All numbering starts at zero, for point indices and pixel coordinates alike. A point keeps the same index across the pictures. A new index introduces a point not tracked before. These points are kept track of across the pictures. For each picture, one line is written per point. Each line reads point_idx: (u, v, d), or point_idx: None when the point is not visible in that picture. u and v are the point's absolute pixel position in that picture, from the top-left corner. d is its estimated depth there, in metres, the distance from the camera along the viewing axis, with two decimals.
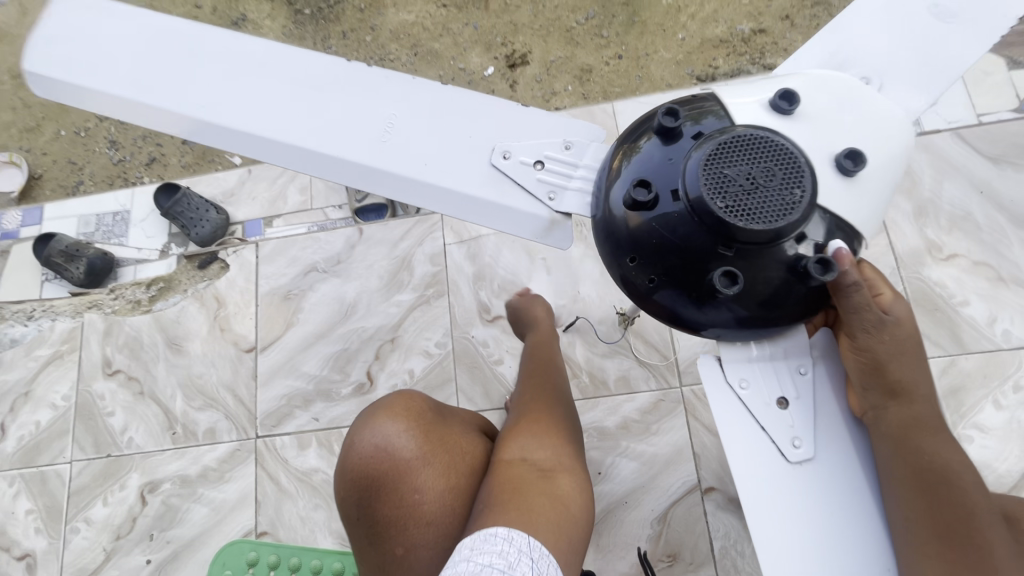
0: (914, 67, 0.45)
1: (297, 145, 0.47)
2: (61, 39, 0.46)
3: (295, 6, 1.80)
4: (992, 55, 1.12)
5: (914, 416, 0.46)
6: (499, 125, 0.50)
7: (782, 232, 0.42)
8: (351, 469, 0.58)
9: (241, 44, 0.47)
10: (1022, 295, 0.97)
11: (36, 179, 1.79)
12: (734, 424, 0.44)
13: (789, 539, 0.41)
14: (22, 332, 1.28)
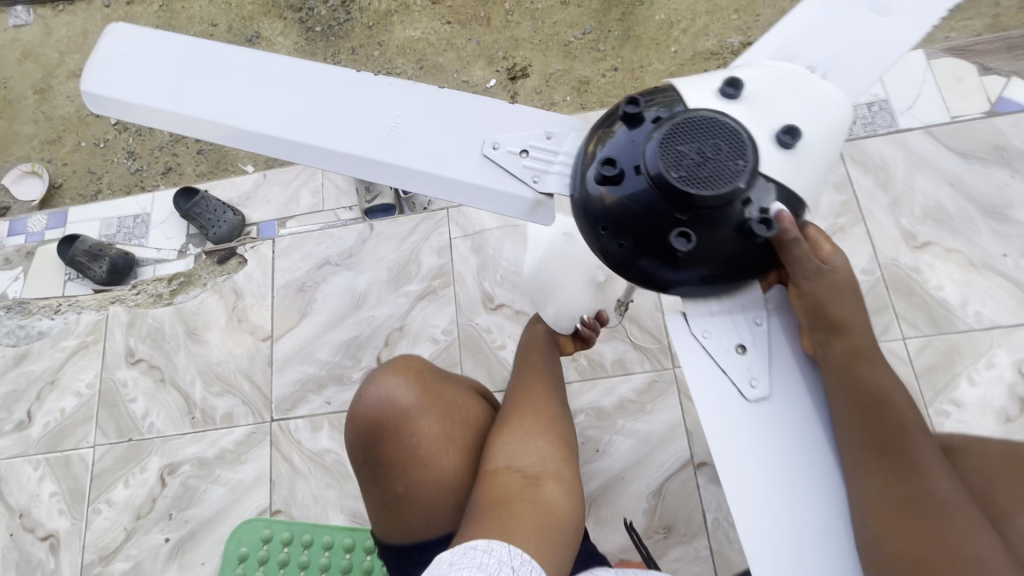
0: (853, 57, 0.53)
1: (316, 147, 0.52)
2: (104, 66, 0.51)
3: (307, 25, 1.91)
4: (965, 63, 1.21)
5: (853, 348, 0.51)
6: (495, 121, 0.55)
7: (730, 199, 0.49)
8: (359, 419, 0.64)
9: (262, 58, 0.52)
10: (992, 279, 1.03)
11: (55, 188, 1.92)
12: (698, 371, 0.51)
13: (749, 463, 0.47)
14: (49, 325, 1.35)
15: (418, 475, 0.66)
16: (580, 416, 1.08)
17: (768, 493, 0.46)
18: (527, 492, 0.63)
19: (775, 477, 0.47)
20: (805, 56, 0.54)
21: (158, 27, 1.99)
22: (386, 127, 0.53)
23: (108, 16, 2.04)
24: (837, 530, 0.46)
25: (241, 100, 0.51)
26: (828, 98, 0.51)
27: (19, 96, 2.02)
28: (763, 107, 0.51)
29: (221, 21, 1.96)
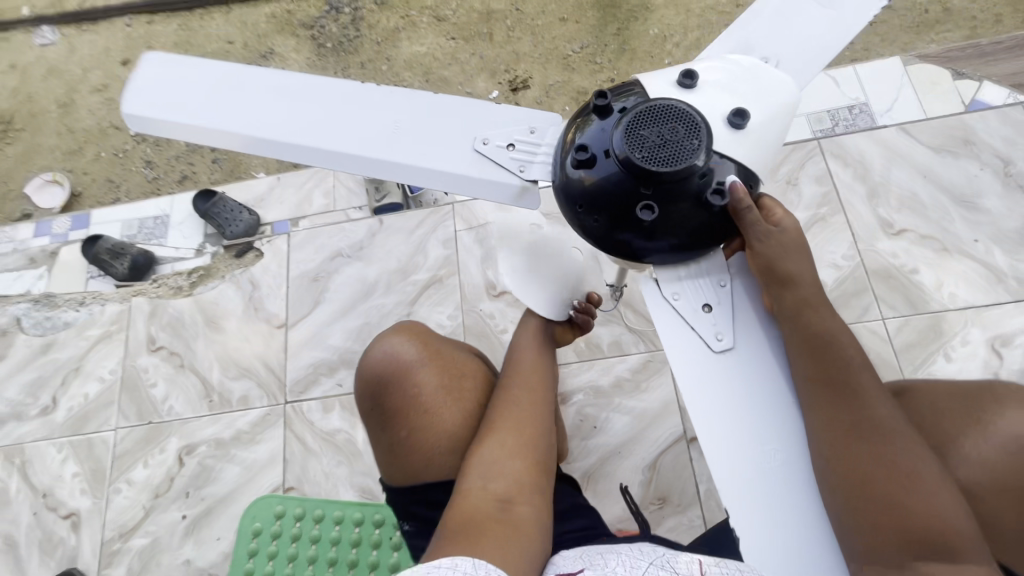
0: (806, 45, 0.63)
1: (326, 150, 0.63)
2: (147, 89, 0.62)
3: (318, 41, 2.02)
4: (941, 69, 1.29)
5: (802, 299, 0.58)
6: (477, 119, 0.65)
7: (686, 174, 0.57)
8: (367, 373, 0.74)
9: (278, 78, 0.64)
10: (964, 262, 1.10)
11: (76, 196, 1.99)
12: (671, 330, 0.58)
13: (715, 404, 0.54)
14: (74, 316, 1.42)
15: (420, 421, 0.73)
16: (578, 394, 1.13)
17: (736, 433, 0.52)
18: (503, 520, 0.64)
19: (738, 418, 0.53)
20: (761, 49, 0.64)
21: (178, 44, 2.11)
22: (387, 130, 0.64)
23: (130, 34, 2.16)
24: (799, 461, 0.51)
25: (264, 114, 0.63)
26: (777, 84, 0.61)
27: (43, 108, 2.12)
28: (712, 94, 0.59)
29: (237, 38, 2.07)
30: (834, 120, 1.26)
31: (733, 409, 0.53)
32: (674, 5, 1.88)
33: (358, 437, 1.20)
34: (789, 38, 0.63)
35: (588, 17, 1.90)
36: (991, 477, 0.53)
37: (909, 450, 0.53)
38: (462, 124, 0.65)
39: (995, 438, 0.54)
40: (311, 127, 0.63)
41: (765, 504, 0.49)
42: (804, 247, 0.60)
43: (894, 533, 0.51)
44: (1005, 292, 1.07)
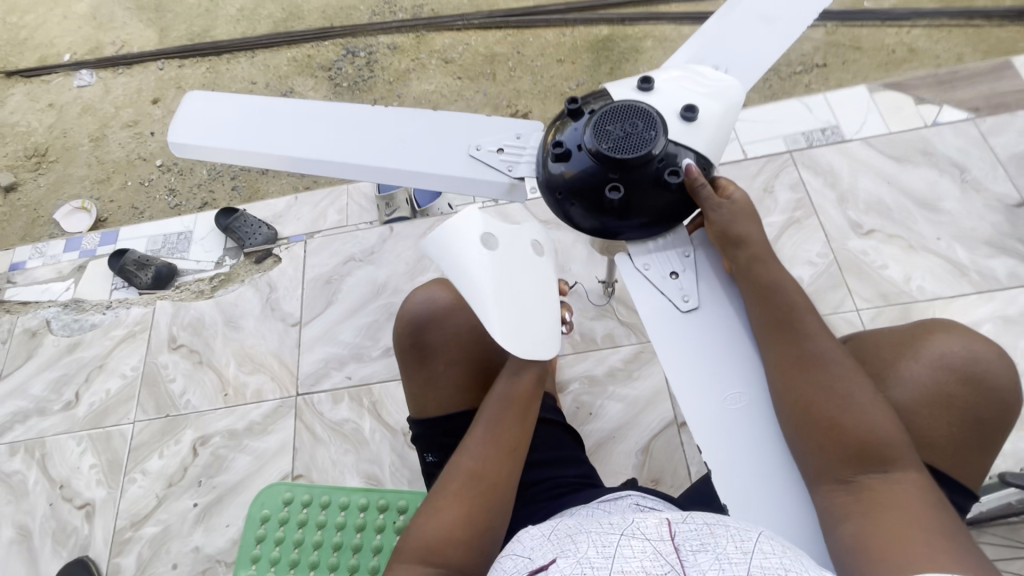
0: (748, 55, 0.77)
1: (340, 161, 0.77)
2: (195, 121, 0.78)
3: (335, 81, 2.21)
4: (901, 94, 1.43)
5: (753, 255, 0.66)
6: (469, 129, 0.79)
7: (647, 160, 0.68)
8: (409, 313, 0.85)
9: (304, 108, 0.79)
10: (931, 259, 1.19)
11: (101, 222, 2.13)
12: (644, 294, 0.68)
13: (686, 356, 0.63)
14: (101, 318, 1.51)
15: (454, 354, 0.82)
16: (574, 383, 1.20)
17: (702, 379, 0.61)
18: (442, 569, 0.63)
19: (704, 364, 0.62)
20: (714, 58, 0.78)
21: (206, 84, 2.31)
22: (393, 143, 0.78)
23: (162, 76, 2.37)
24: (757, 395, 0.60)
25: (292, 137, 0.78)
26: (724, 86, 0.74)
27: (77, 142, 2.30)
28: (669, 95, 0.72)
29: (260, 79, 2.27)
30: (809, 140, 1.38)
31: (698, 357, 0.62)
32: (661, 47, 2.07)
33: (364, 427, 1.25)
34: (736, 49, 0.77)
35: (582, 58, 2.09)
36: (929, 396, 0.59)
37: (854, 379, 0.59)
38: (455, 134, 0.79)
39: (931, 361, 0.60)
40: (331, 145, 0.78)
41: (725, 432, 0.58)
42: (753, 213, 0.68)
43: (844, 453, 0.57)
44: (968, 284, 1.16)
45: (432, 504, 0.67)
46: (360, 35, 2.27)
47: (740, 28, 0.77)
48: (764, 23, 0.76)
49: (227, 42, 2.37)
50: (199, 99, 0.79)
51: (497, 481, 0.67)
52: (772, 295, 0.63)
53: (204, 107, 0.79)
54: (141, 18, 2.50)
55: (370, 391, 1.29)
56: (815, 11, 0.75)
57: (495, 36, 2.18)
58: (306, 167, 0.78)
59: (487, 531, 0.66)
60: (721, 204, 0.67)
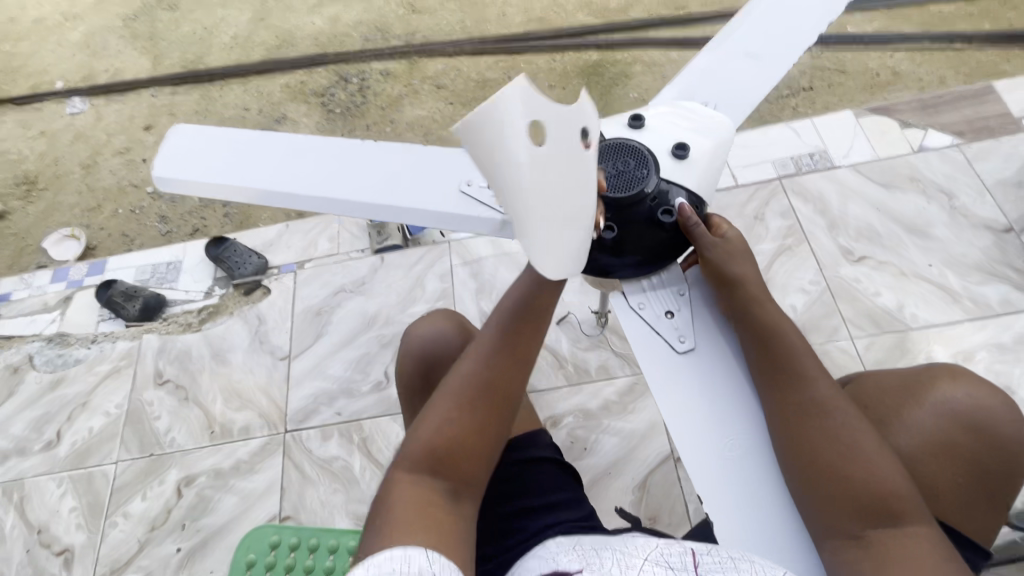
0: (735, 92, 0.77)
1: (329, 198, 0.76)
2: (177, 153, 0.76)
3: (329, 108, 2.22)
4: (888, 119, 1.45)
5: (750, 296, 0.64)
6: (461, 166, 0.78)
7: (641, 197, 0.67)
8: (411, 350, 0.84)
9: (295, 143, 0.78)
10: (924, 285, 1.19)
11: (90, 249, 2.09)
12: (637, 334, 0.66)
13: (685, 399, 0.60)
14: (85, 353, 1.48)
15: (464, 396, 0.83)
16: (568, 417, 1.18)
17: (703, 425, 0.58)
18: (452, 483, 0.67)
19: (704, 406, 0.59)
20: (701, 95, 0.78)
21: (199, 111, 2.31)
22: (386, 179, 0.77)
23: (155, 104, 2.37)
24: (761, 442, 0.57)
25: (282, 172, 0.76)
26: (713, 123, 0.74)
27: (68, 170, 2.28)
28: (659, 133, 0.72)
29: (253, 106, 2.28)
30: (799, 165, 1.39)
31: (694, 398, 0.60)
32: (651, 72, 2.09)
33: (354, 464, 1.22)
34: (723, 86, 0.77)
35: (573, 83, 2.11)
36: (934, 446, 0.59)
37: (860, 429, 0.58)
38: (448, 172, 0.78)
39: (935, 411, 0.60)
40: (322, 180, 0.76)
41: (727, 479, 0.54)
42: (748, 252, 0.67)
43: (853, 507, 0.56)
44: (961, 311, 1.15)
45: (439, 412, 0.68)
46: (353, 62, 2.29)
47: (726, 65, 0.77)
48: (751, 59, 0.76)
49: (220, 69, 2.37)
50: (184, 132, 0.77)
51: (506, 397, 0.70)
52: (770, 342, 0.62)
53: (190, 141, 0.77)
54: (135, 46, 2.51)
55: (359, 427, 1.26)
56: (801, 47, 0.75)
57: (487, 62, 2.21)
58: (296, 204, 0.77)
59: (491, 448, 0.69)
60: (716, 243, 0.66)
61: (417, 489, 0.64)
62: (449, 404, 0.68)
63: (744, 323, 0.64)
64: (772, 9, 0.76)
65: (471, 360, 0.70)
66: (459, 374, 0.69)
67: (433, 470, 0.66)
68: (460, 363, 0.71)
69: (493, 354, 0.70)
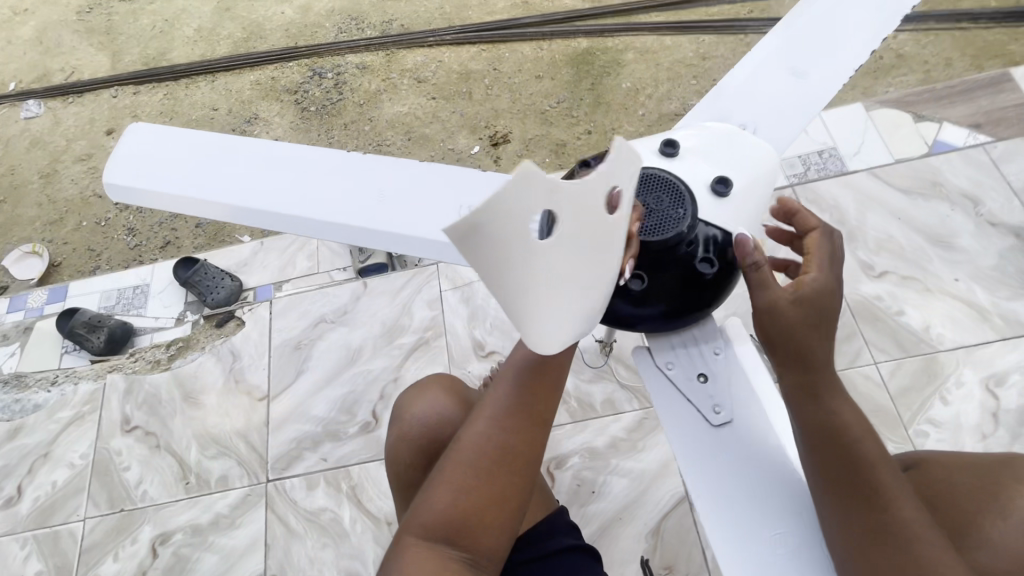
0: (777, 114, 0.66)
1: (311, 219, 0.66)
2: (138, 159, 0.67)
3: (301, 105, 2.02)
4: (901, 112, 1.40)
5: (806, 383, 0.53)
6: (463, 188, 0.67)
7: (678, 240, 0.57)
8: (408, 430, 0.75)
9: (270, 150, 0.68)
10: (946, 302, 1.15)
11: (54, 267, 1.89)
12: (665, 400, 0.58)
13: (722, 484, 0.52)
14: (45, 397, 1.35)
15: None
16: (574, 458, 1.10)
17: (736, 511, 0.50)
18: (471, 551, 0.57)
19: (739, 489, 0.52)
20: (738, 117, 0.67)
21: (164, 112, 2.10)
22: (372, 197, 0.67)
23: (116, 105, 2.14)
24: (805, 541, 0.49)
25: (254, 186, 0.67)
26: (754, 153, 0.63)
27: (25, 180, 2.06)
28: (695, 161, 0.62)
29: (221, 105, 2.07)
30: (807, 164, 1.34)
31: (730, 478, 0.52)
32: (644, 60, 1.93)
33: (344, 516, 1.14)
34: (763, 108, 0.66)
35: (563, 73, 1.94)
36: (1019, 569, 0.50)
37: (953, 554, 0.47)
38: (449, 192, 0.67)
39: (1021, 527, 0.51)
40: (300, 198, 0.67)
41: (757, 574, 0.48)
42: (829, 321, 0.54)
43: None
44: (991, 331, 1.11)
45: (450, 478, 0.58)
46: (326, 54, 2.09)
47: (767, 84, 0.66)
48: (795, 77, 0.66)
49: (185, 65, 2.16)
50: (145, 131, 0.68)
51: (529, 457, 0.60)
52: (833, 442, 0.51)
53: (150, 141, 0.67)
54: (92, 42, 2.26)
55: (348, 474, 1.17)
56: (854, 66, 0.65)
57: (469, 51, 2.02)
58: (267, 223, 0.67)
59: (515, 517, 0.59)
60: (785, 301, 0.53)
61: (429, 561, 0.55)
62: (460, 467, 0.59)
63: (805, 414, 0.52)
64: (819, 20, 0.66)
65: (484, 418, 0.60)
66: (470, 433, 0.60)
67: (449, 544, 0.57)
68: (471, 422, 0.61)
69: (510, 410, 0.60)
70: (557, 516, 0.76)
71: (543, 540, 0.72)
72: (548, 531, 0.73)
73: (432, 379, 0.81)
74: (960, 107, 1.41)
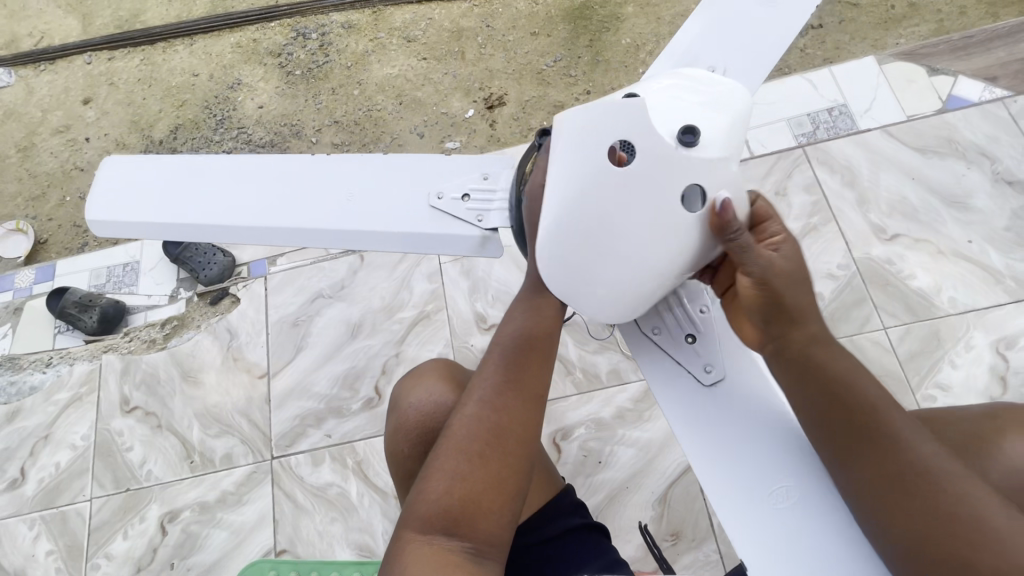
0: (747, 50, 0.64)
1: (280, 227, 0.64)
2: (108, 187, 0.66)
3: (286, 69, 1.92)
4: (916, 65, 1.33)
5: (813, 334, 0.54)
6: (431, 177, 0.66)
7: None
8: (402, 423, 0.74)
9: (233, 162, 0.66)
10: (958, 265, 1.14)
11: (41, 244, 1.82)
12: (654, 365, 0.59)
13: (719, 451, 0.53)
14: (41, 379, 1.33)
15: None
16: (580, 429, 1.10)
17: (739, 482, 0.51)
18: (474, 537, 0.55)
19: (741, 459, 0.52)
20: (708, 58, 0.65)
21: (141, 79, 1.99)
22: (343, 196, 0.65)
23: (91, 72, 2.03)
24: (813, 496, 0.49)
25: (222, 199, 0.65)
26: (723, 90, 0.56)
27: (3, 154, 1.97)
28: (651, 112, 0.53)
29: (202, 70, 1.96)
30: (815, 124, 1.29)
31: (728, 445, 0.53)
32: (644, 13, 1.82)
33: (352, 491, 1.14)
34: (733, 46, 0.64)
35: (559, 30, 1.84)
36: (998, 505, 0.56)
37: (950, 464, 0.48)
38: (418, 182, 0.66)
39: (999, 468, 0.58)
40: (271, 207, 0.65)
41: (760, 546, 0.48)
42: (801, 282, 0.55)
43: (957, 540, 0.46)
44: (1004, 293, 1.11)
45: (442, 466, 0.57)
46: (310, 13, 1.97)
47: (734, 18, 0.64)
48: (761, 8, 0.64)
49: (160, 27, 2.03)
50: (114, 161, 0.66)
51: (522, 437, 0.58)
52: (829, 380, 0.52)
53: (118, 171, 0.66)
54: (60, 3, 2.12)
55: (353, 449, 1.17)
56: None
57: (461, 7, 1.91)
58: (243, 238, 0.65)
59: (517, 498, 0.58)
60: (776, 264, 0.54)
61: (430, 555, 0.54)
62: (452, 455, 0.57)
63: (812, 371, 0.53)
64: None
65: (473, 401, 0.60)
66: (460, 418, 0.59)
67: (449, 534, 0.55)
68: (460, 408, 0.60)
69: (500, 391, 0.60)
70: (563, 497, 0.75)
71: (550, 522, 0.72)
72: (556, 512, 0.73)
73: (430, 365, 0.80)
74: (979, 58, 1.34)
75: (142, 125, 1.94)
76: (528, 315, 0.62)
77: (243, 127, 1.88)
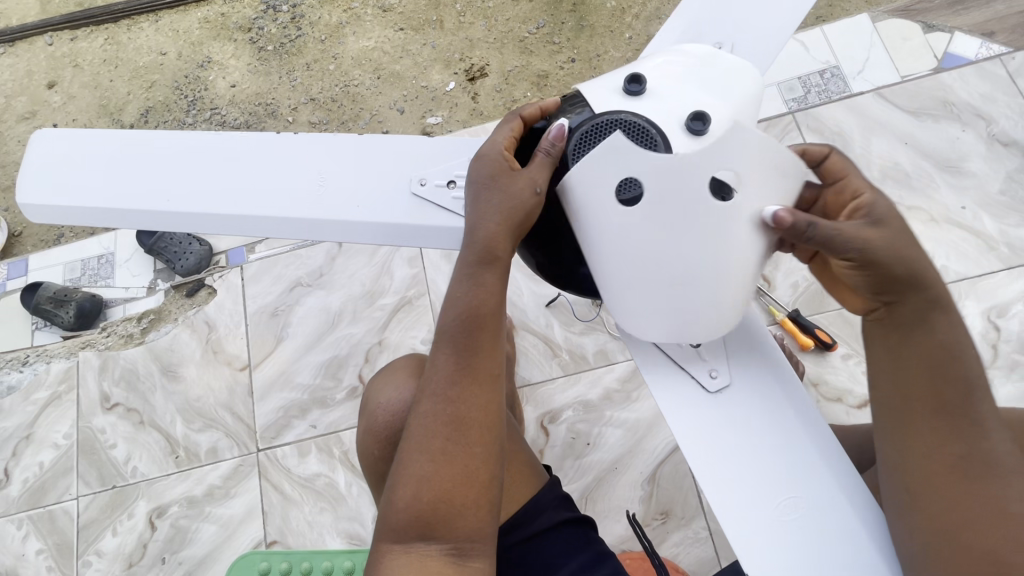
0: (755, 25, 0.61)
1: (246, 216, 0.60)
2: (51, 170, 0.61)
3: (258, 44, 1.82)
4: (910, 21, 1.27)
5: (927, 301, 0.50)
6: (415, 161, 0.61)
7: None
8: (376, 424, 0.72)
9: (193, 144, 0.61)
10: (952, 232, 1.12)
11: (14, 237, 1.76)
12: (659, 373, 0.55)
13: (719, 457, 0.51)
14: (18, 378, 1.29)
15: None
16: (567, 411, 1.08)
17: (749, 485, 0.49)
18: (449, 537, 0.54)
19: (743, 462, 0.50)
20: (710, 36, 0.62)
21: (107, 61, 1.89)
22: (315, 183, 0.61)
23: (53, 54, 1.92)
24: (819, 503, 0.49)
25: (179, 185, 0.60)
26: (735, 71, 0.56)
27: None
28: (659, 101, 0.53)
29: (170, 49, 1.86)
30: (807, 87, 1.24)
31: (726, 446, 0.51)
32: None
33: (339, 480, 1.13)
34: (739, 19, 0.61)
35: None
36: None
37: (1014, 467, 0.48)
38: (400, 167, 0.61)
39: None
40: (232, 195, 0.60)
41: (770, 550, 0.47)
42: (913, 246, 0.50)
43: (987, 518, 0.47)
44: (997, 260, 1.09)
45: (407, 472, 0.55)
46: None
47: None
48: None
49: (123, 3, 1.92)
50: (56, 136, 0.61)
51: (485, 424, 0.55)
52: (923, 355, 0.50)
53: (62, 148, 0.61)
54: None
55: (339, 439, 1.15)
56: None
57: None
58: (196, 225, 0.61)
59: (493, 489, 0.56)
60: (872, 236, 0.50)
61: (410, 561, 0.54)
62: (412, 458, 0.55)
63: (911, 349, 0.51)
64: None
65: (427, 396, 0.56)
66: (419, 417, 0.56)
67: (424, 539, 0.54)
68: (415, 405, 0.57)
69: (450, 380, 0.56)
70: (548, 490, 0.73)
71: (538, 516, 0.71)
72: (539, 508, 0.71)
73: (404, 361, 0.78)
74: (977, 11, 1.27)
75: (111, 110, 1.85)
76: (468, 287, 0.56)
77: (216, 108, 1.80)
